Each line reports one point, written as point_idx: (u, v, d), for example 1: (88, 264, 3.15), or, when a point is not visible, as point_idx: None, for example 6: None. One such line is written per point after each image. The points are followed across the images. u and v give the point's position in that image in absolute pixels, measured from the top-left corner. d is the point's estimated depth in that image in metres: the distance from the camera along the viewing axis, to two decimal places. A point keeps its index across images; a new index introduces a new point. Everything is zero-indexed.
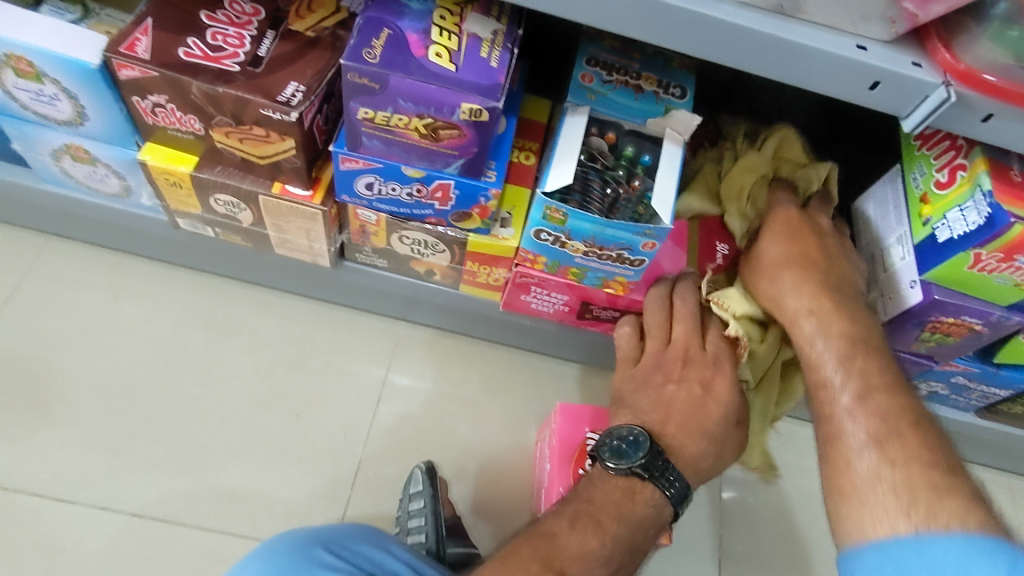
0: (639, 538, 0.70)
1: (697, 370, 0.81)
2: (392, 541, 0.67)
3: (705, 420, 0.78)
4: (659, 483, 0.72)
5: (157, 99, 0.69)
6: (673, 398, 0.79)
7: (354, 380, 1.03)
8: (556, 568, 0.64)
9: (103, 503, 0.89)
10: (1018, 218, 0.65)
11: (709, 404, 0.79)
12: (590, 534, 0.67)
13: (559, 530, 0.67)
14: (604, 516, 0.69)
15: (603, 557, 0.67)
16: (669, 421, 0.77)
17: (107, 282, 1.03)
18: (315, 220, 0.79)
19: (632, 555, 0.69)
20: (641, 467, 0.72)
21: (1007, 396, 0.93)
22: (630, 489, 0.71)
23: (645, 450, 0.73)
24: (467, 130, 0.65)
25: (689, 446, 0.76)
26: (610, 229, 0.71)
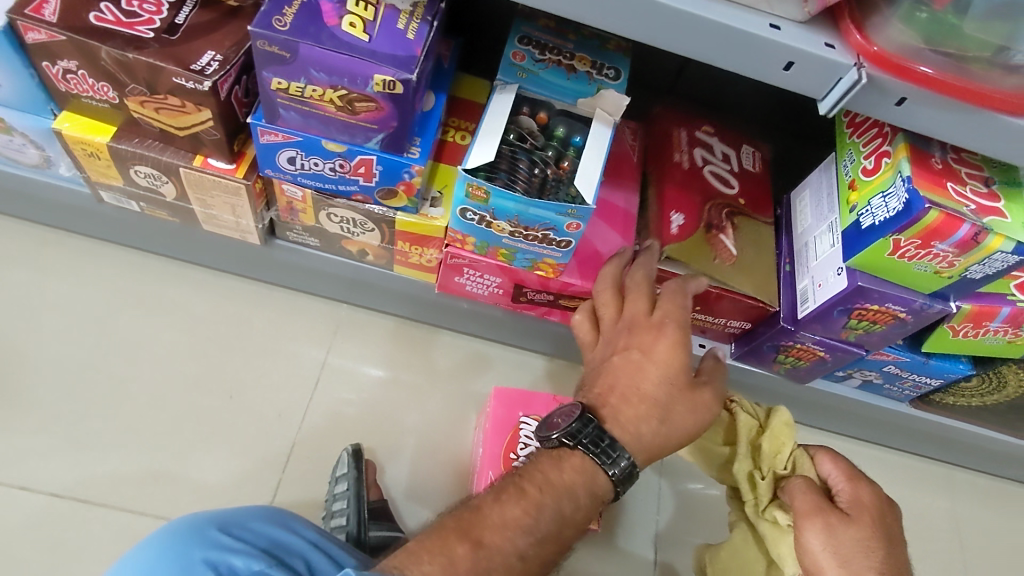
0: (568, 509, 0.59)
1: (644, 336, 0.66)
2: (295, 520, 0.66)
3: (646, 385, 0.64)
4: (589, 454, 0.60)
5: (66, 65, 0.67)
6: (615, 367, 0.66)
7: (292, 364, 1.02)
8: (473, 537, 0.56)
9: (21, 484, 0.87)
10: (934, 204, 0.65)
11: (647, 370, 0.64)
12: (513, 504, 0.57)
13: (482, 502, 0.58)
14: (527, 482, 0.59)
15: (525, 527, 0.57)
16: (613, 391, 0.64)
17: (37, 259, 1.00)
18: (238, 194, 0.77)
19: (560, 528, 0.58)
20: (567, 434, 0.61)
21: (938, 385, 0.94)
22: (556, 458, 0.61)
23: (575, 415, 0.62)
24: (384, 103, 0.63)
25: (627, 411, 0.63)
26: (533, 209, 0.70)
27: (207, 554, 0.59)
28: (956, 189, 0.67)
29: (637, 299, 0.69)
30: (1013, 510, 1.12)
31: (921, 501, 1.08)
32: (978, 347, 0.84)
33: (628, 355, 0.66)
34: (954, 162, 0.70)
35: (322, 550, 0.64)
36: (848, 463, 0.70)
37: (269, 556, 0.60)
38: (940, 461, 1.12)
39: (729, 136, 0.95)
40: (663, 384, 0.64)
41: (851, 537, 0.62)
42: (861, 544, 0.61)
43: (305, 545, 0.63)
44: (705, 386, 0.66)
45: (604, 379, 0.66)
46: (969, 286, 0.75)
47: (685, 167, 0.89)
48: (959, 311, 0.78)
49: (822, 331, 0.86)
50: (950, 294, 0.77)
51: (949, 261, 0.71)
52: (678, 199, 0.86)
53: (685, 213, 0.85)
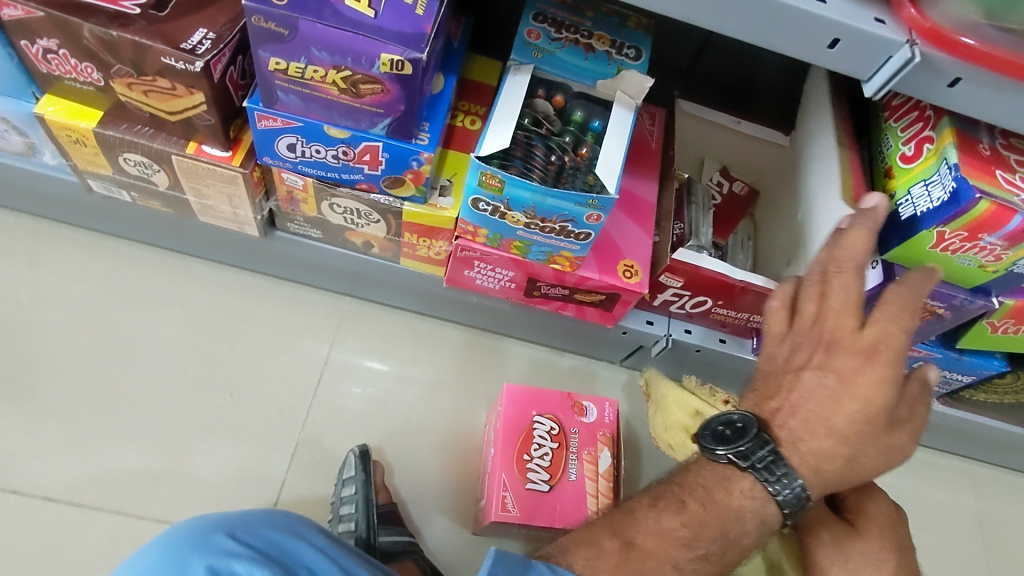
0: (733, 531, 0.54)
1: (846, 359, 0.56)
2: (303, 525, 0.63)
3: (836, 419, 0.55)
4: (762, 478, 0.55)
5: (47, 44, 0.62)
6: (803, 385, 0.57)
7: (294, 360, 0.97)
8: (624, 537, 0.53)
9: (13, 487, 0.83)
10: (985, 194, 0.61)
11: (842, 403, 0.55)
12: (672, 514, 0.54)
13: (637, 506, 0.56)
14: (688, 495, 0.55)
15: (683, 541, 0.53)
16: (795, 413, 0.57)
17: (26, 251, 0.96)
18: (235, 184, 0.73)
19: (723, 550, 0.54)
20: (740, 454, 0.55)
21: (969, 382, 0.90)
22: (723, 476, 0.56)
23: (749, 433, 0.56)
24: (391, 85, 0.58)
25: (811, 440, 0.55)
26: (550, 199, 0.66)
27: (208, 560, 0.55)
28: (1006, 178, 0.63)
29: (846, 309, 0.56)
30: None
31: (945, 498, 1.05)
32: (1016, 343, 0.79)
33: (822, 377, 0.56)
34: (1003, 149, 0.65)
35: (337, 561, 0.59)
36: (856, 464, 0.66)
37: (274, 563, 0.56)
38: (964, 457, 1.09)
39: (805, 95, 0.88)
40: (857, 421, 0.55)
41: (863, 551, 0.60)
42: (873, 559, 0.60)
43: (320, 556, 0.58)
44: (905, 425, 0.56)
45: (786, 393, 0.57)
46: (1014, 280, 0.70)
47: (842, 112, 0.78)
48: (1001, 307, 0.73)
49: None
50: (993, 289, 0.72)
51: (996, 254, 0.66)
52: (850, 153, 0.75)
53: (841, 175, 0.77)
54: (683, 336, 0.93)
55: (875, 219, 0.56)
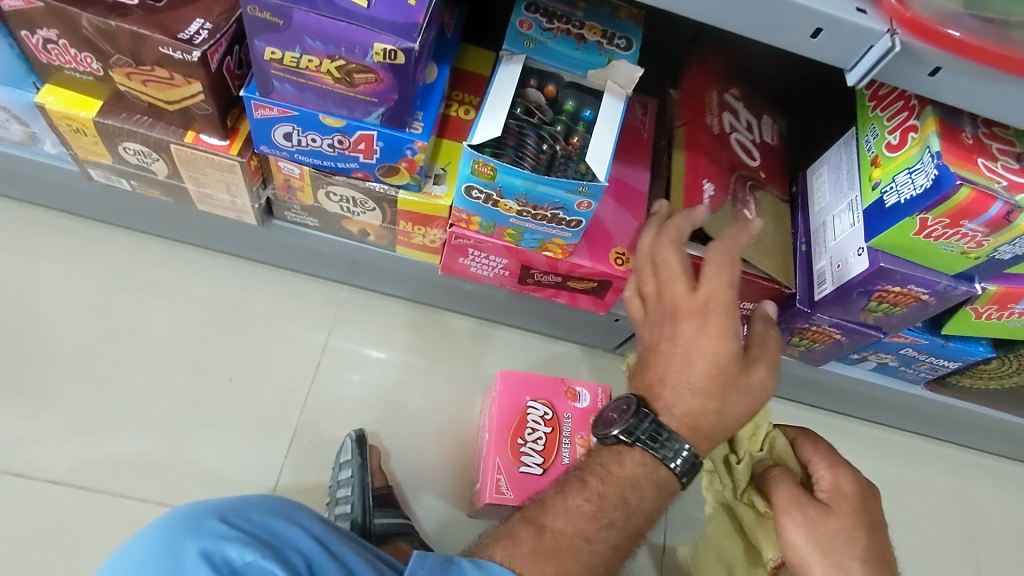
0: (632, 498, 0.57)
1: (687, 324, 0.60)
2: (302, 513, 0.64)
3: (695, 377, 0.59)
4: (651, 451, 0.57)
5: (46, 34, 0.63)
6: (665, 359, 0.60)
7: (292, 347, 0.99)
8: (536, 524, 0.55)
9: (18, 470, 0.85)
10: (966, 181, 0.62)
11: (697, 363, 0.59)
12: (574, 493, 0.56)
13: (546, 495, 0.57)
14: (588, 474, 0.57)
15: (587, 518, 0.55)
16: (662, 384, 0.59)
17: (27, 240, 0.97)
18: (233, 172, 0.74)
19: (627, 518, 0.56)
20: (624, 431, 0.58)
21: (956, 368, 0.92)
22: (615, 453, 0.58)
23: (630, 410, 0.58)
24: (384, 74, 0.60)
25: (681, 402, 0.58)
26: (542, 186, 0.67)
27: (202, 544, 0.57)
28: (988, 165, 0.64)
29: (678, 281, 0.62)
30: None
31: (930, 482, 1.07)
32: (999, 329, 0.81)
33: (673, 346, 0.60)
34: (985, 137, 0.66)
35: (331, 551, 0.59)
36: (830, 446, 0.68)
37: (267, 548, 0.57)
38: (950, 442, 1.11)
39: (750, 102, 0.92)
40: (713, 375, 0.58)
41: (833, 528, 0.60)
42: (846, 537, 0.60)
43: (310, 540, 0.59)
44: (760, 361, 0.61)
45: (655, 370, 0.61)
46: (996, 266, 0.72)
47: (714, 132, 0.85)
48: (984, 292, 0.75)
49: (841, 315, 0.82)
50: (976, 275, 0.74)
51: (978, 240, 0.67)
52: (709, 168, 0.81)
53: (715, 183, 0.81)
54: None
55: (691, 216, 0.69)
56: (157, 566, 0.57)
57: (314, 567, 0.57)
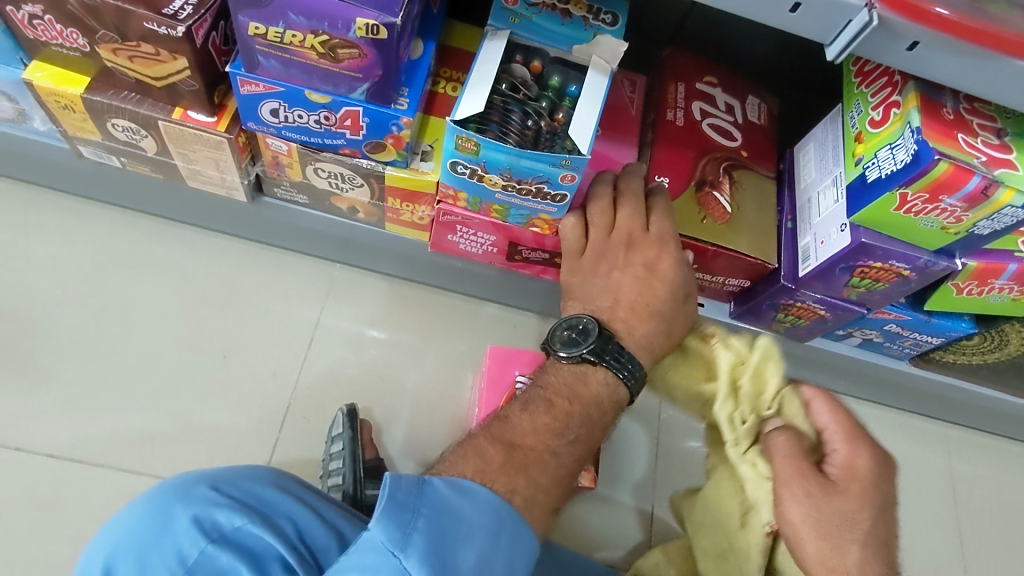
0: (596, 416, 0.62)
1: (646, 252, 0.71)
2: (292, 483, 0.65)
3: (655, 301, 0.69)
4: (610, 368, 0.63)
5: (32, 10, 0.63)
6: (619, 283, 0.70)
7: (285, 324, 1.00)
8: (505, 441, 0.57)
9: (16, 444, 0.86)
10: (944, 155, 0.63)
11: (655, 286, 0.69)
12: (541, 413, 0.59)
13: (510, 412, 0.60)
14: (555, 395, 0.61)
15: (555, 434, 0.59)
16: (618, 306, 0.68)
17: (21, 217, 0.98)
18: (221, 149, 0.75)
19: (590, 430, 0.61)
20: (591, 353, 0.63)
21: (938, 344, 0.93)
22: (580, 373, 0.63)
23: (593, 335, 0.64)
24: (367, 50, 0.60)
25: (639, 328, 0.67)
26: (525, 161, 0.67)
27: (192, 511, 0.58)
28: (967, 141, 0.65)
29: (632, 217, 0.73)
30: (1006, 466, 1.12)
31: (914, 457, 1.09)
32: (981, 304, 0.82)
33: (627, 271, 0.70)
34: (966, 113, 0.67)
35: (304, 501, 0.63)
36: (851, 414, 0.61)
37: (257, 513, 0.59)
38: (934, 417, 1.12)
39: (733, 84, 0.92)
40: (670, 298, 0.69)
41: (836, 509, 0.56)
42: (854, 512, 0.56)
43: (285, 495, 0.62)
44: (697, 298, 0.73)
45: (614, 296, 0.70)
46: (976, 242, 0.73)
47: (680, 124, 0.86)
48: (965, 268, 0.76)
49: (824, 291, 0.84)
50: (956, 250, 0.75)
51: (957, 216, 0.68)
52: (668, 161, 0.84)
53: (673, 176, 0.83)
54: None
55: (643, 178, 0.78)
56: (148, 533, 0.58)
57: (303, 532, 0.60)
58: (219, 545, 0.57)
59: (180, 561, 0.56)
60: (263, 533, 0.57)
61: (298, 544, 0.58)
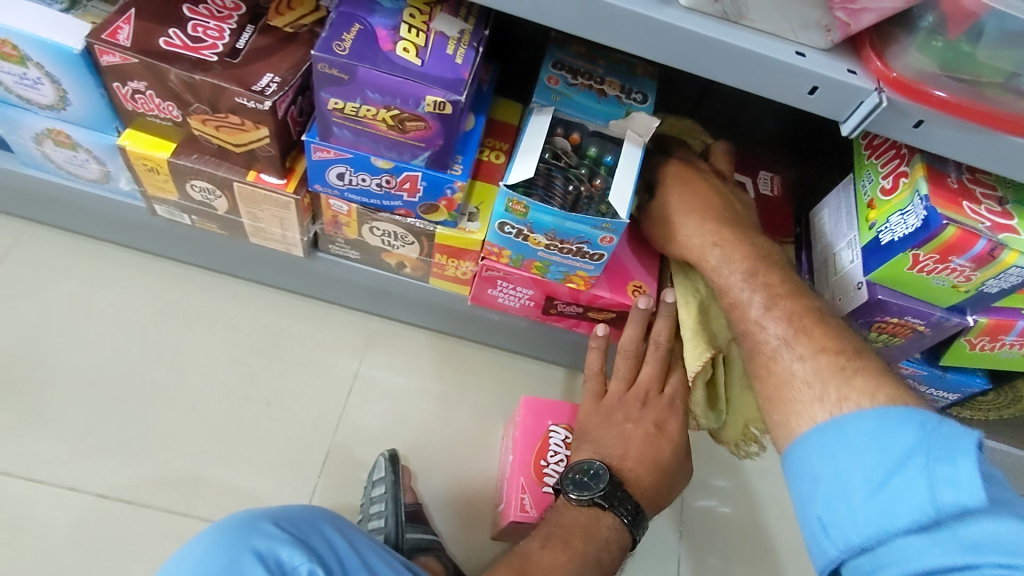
0: (607, 557, 0.75)
1: (659, 411, 0.87)
2: (358, 533, 0.68)
3: (661, 456, 0.84)
4: (617, 510, 0.78)
5: (136, 85, 0.71)
6: (632, 435, 0.85)
7: (326, 373, 1.05)
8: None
9: (70, 484, 0.90)
10: (951, 221, 0.69)
11: (663, 443, 0.85)
12: (560, 551, 0.73)
13: (532, 548, 0.74)
14: (572, 537, 0.75)
15: (573, 570, 0.72)
16: (627, 457, 0.83)
17: (85, 269, 1.05)
18: (288, 209, 0.82)
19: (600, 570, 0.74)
20: (601, 497, 0.78)
21: (955, 400, 0.96)
22: (593, 515, 0.78)
23: (605, 480, 0.80)
24: (432, 122, 0.68)
25: (644, 478, 0.82)
26: (569, 223, 0.74)
27: (256, 546, 0.62)
28: (971, 208, 0.71)
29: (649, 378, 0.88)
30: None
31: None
32: (994, 360, 0.86)
33: (638, 426, 0.86)
34: (969, 182, 0.74)
35: (356, 546, 0.66)
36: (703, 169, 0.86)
37: (324, 564, 0.62)
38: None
39: (743, 163, 1.01)
40: (677, 450, 0.86)
41: (678, 228, 0.82)
42: (696, 219, 0.80)
43: (339, 538, 0.66)
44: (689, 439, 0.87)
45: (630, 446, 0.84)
46: (985, 300, 0.78)
47: None
48: (976, 324, 0.80)
49: None
50: (967, 307, 0.80)
51: (966, 275, 0.74)
52: None
53: None
54: None
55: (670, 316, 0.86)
56: (215, 567, 0.61)
57: None
58: None
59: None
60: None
61: None
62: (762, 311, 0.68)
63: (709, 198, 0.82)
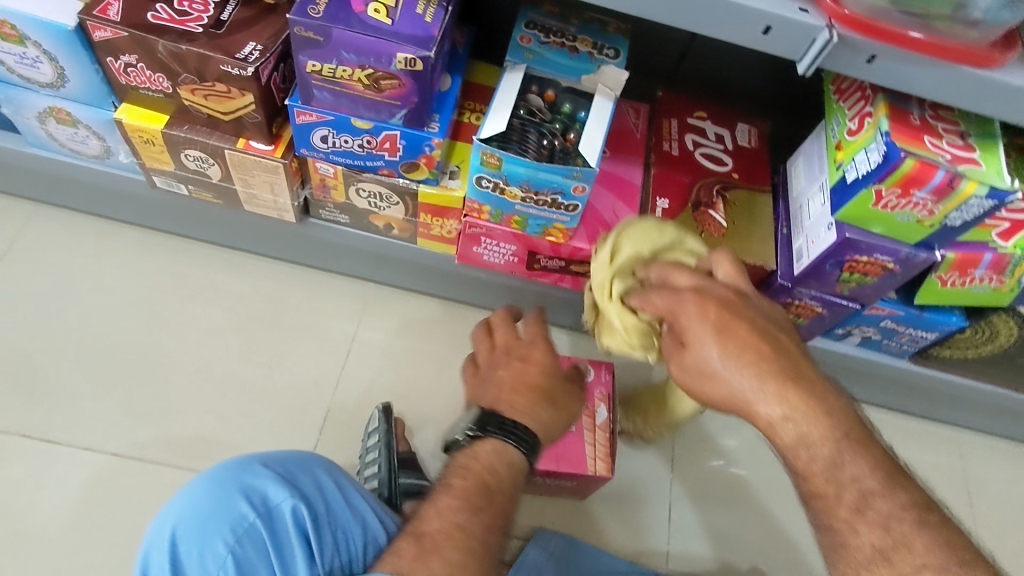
0: (495, 483, 0.64)
1: (532, 349, 0.73)
2: (348, 478, 0.69)
3: (538, 381, 0.71)
4: (497, 438, 0.66)
5: (128, 59, 0.75)
6: (500, 378, 0.71)
7: (326, 337, 1.10)
8: (414, 532, 0.59)
9: (86, 445, 0.95)
10: (910, 153, 0.71)
11: (535, 369, 0.71)
12: (440, 496, 0.61)
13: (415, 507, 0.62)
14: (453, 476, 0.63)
15: (461, 508, 0.60)
16: (500, 394, 0.70)
17: (93, 246, 1.10)
18: (277, 173, 0.86)
19: (493, 498, 0.62)
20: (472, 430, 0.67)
21: (934, 339, 0.99)
22: (469, 453, 0.66)
23: (472, 419, 0.68)
24: (405, 80, 0.71)
25: (528, 404, 0.69)
26: (542, 173, 0.78)
27: (245, 486, 0.63)
28: (932, 143, 0.73)
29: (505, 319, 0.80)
30: (992, 461, 1.21)
31: (900, 454, 1.18)
32: (966, 296, 0.88)
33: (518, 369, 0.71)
34: (931, 118, 0.77)
35: (344, 490, 0.67)
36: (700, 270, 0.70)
37: (308, 502, 0.63)
38: (921, 413, 1.21)
39: (721, 116, 1.04)
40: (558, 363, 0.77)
41: (727, 386, 0.58)
42: (747, 369, 0.58)
43: (328, 482, 0.66)
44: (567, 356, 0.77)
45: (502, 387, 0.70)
46: (951, 234, 0.80)
47: (675, 154, 0.99)
48: (944, 259, 0.83)
49: (818, 286, 0.92)
50: (934, 243, 0.82)
51: (929, 208, 0.76)
52: (668, 184, 0.96)
53: (671, 198, 0.95)
54: None
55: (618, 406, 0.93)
56: (205, 506, 0.62)
57: (335, 522, 0.64)
58: (265, 522, 0.61)
59: (233, 531, 0.61)
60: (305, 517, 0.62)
61: (326, 532, 0.63)
62: (853, 511, 0.53)
63: (750, 342, 0.59)
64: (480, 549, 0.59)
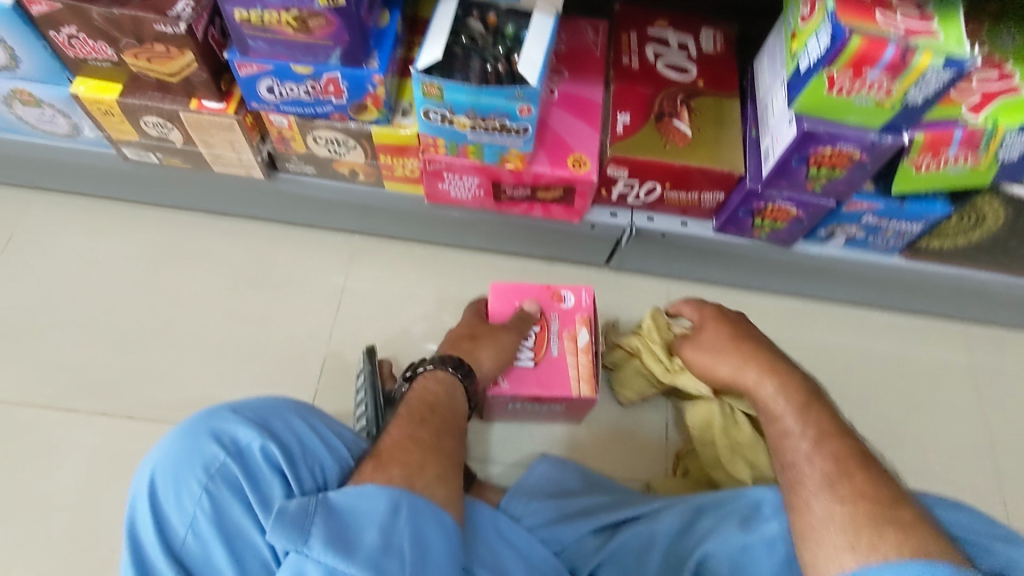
0: (432, 399, 0.75)
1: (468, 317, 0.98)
2: (318, 418, 0.72)
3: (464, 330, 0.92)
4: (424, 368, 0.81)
5: (69, 31, 0.77)
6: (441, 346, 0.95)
7: (315, 290, 1.13)
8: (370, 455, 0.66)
9: (101, 411, 1.01)
10: (856, 30, 0.68)
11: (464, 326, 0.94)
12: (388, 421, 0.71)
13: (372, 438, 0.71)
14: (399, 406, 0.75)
15: (404, 420, 0.71)
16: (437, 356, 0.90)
17: (87, 225, 1.15)
18: (233, 130, 0.88)
19: (436, 410, 0.73)
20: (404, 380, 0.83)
21: (921, 231, 0.96)
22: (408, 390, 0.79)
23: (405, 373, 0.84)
24: (331, 17, 0.71)
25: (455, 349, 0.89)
26: (484, 97, 0.77)
27: (215, 429, 0.66)
28: (883, 18, 0.70)
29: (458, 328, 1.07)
30: (1001, 350, 1.18)
31: (901, 352, 1.16)
32: (945, 180, 0.85)
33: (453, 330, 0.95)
34: None
35: (314, 428, 0.70)
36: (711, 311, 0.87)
37: (278, 441, 0.66)
38: (923, 310, 1.18)
39: (684, 24, 1.01)
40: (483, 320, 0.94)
41: (725, 364, 0.77)
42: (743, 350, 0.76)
43: (298, 422, 0.70)
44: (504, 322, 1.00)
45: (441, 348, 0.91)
46: (916, 114, 0.77)
47: (636, 67, 0.96)
48: (913, 142, 0.79)
49: (789, 186, 0.89)
50: (902, 125, 0.79)
51: (886, 88, 0.73)
52: (628, 99, 0.93)
53: (632, 112, 0.93)
54: (678, 228, 1.03)
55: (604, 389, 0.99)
56: (178, 449, 0.65)
57: (307, 456, 0.67)
58: (236, 460, 0.65)
59: (205, 470, 0.64)
60: (275, 453, 0.65)
61: (299, 465, 0.66)
62: (810, 446, 0.64)
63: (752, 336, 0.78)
64: (432, 449, 0.68)
